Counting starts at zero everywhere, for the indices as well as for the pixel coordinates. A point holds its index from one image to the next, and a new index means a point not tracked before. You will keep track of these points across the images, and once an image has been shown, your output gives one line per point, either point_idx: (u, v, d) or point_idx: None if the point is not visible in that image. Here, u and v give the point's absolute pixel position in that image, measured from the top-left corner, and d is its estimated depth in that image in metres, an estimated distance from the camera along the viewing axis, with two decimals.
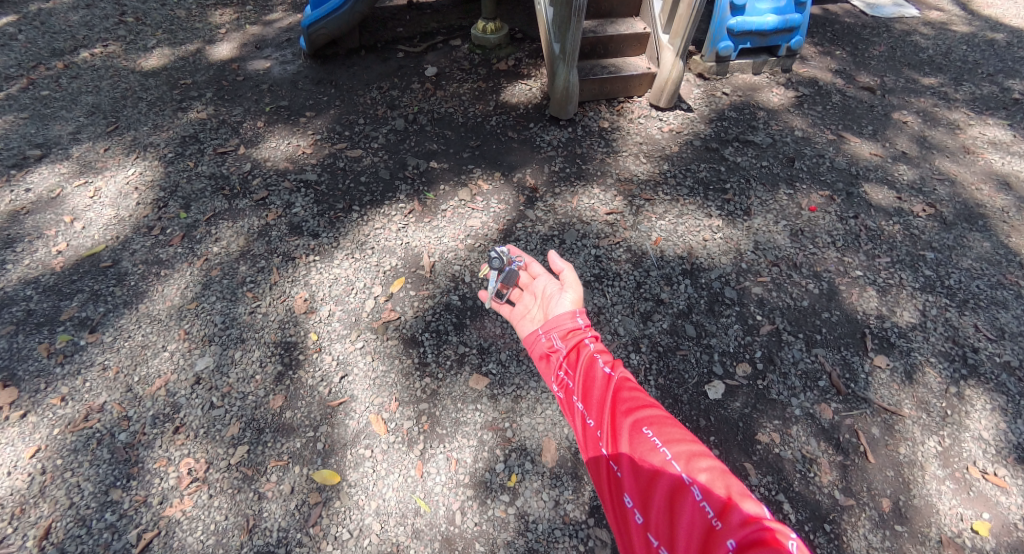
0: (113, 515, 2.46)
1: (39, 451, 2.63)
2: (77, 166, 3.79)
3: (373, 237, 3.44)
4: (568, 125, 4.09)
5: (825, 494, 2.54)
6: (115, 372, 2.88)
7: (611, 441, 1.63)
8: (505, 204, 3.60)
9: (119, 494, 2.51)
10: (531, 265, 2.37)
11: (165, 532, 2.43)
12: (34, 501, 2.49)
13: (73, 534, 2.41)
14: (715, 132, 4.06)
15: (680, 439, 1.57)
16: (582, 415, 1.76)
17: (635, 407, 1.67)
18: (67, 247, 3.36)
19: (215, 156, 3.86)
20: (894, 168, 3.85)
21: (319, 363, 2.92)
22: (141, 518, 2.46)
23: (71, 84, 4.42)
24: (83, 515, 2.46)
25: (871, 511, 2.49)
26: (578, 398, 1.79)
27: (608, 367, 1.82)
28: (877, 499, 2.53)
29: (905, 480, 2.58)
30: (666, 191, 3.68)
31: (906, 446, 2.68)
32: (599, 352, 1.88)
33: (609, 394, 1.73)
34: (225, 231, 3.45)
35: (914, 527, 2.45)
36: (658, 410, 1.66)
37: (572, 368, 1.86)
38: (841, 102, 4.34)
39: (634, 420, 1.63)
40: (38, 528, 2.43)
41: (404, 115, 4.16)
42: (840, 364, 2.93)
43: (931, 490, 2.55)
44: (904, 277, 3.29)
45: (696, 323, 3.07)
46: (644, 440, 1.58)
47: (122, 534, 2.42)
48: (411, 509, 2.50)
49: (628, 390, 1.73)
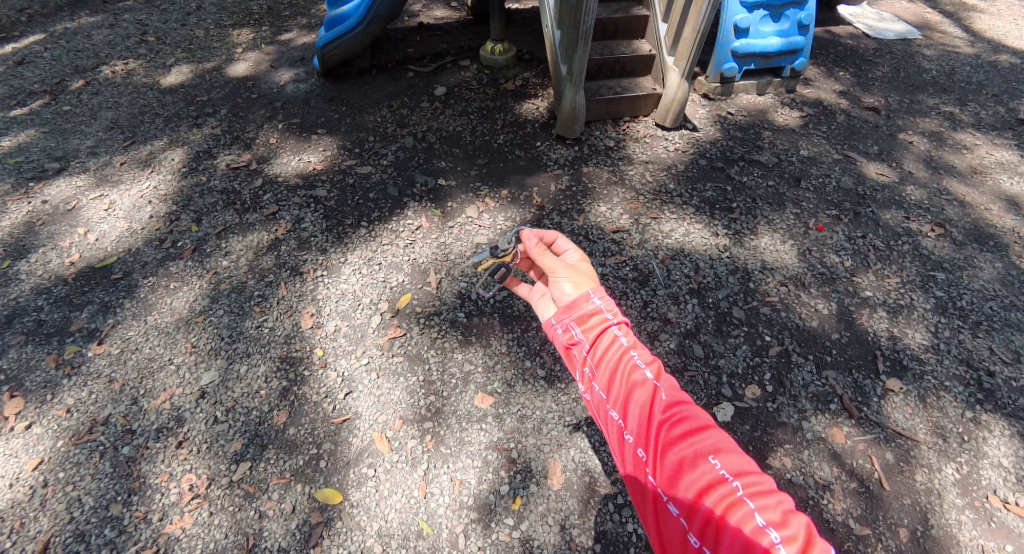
0: (112, 531, 2.44)
1: (43, 463, 2.62)
2: (94, 180, 3.85)
3: (381, 252, 3.46)
4: (575, 144, 4.12)
5: (839, 522, 2.47)
6: (122, 385, 2.88)
7: (661, 466, 1.35)
8: (512, 221, 3.62)
9: (120, 510, 2.49)
10: (557, 242, 1.93)
11: (164, 549, 2.40)
12: (34, 515, 2.48)
13: (71, 549, 2.39)
14: (721, 152, 4.08)
15: (747, 468, 1.31)
16: (620, 428, 1.46)
17: (687, 426, 1.39)
18: (80, 259, 3.40)
19: (228, 171, 3.92)
20: (903, 188, 3.83)
21: (324, 380, 2.91)
22: (140, 534, 2.44)
23: (91, 100, 4.54)
24: (82, 531, 2.44)
25: (888, 542, 2.42)
26: (613, 408, 1.49)
27: (646, 369, 1.50)
28: (894, 528, 2.45)
29: (923, 510, 2.50)
30: (672, 210, 3.69)
31: (923, 473, 2.61)
32: (634, 351, 1.55)
33: (655, 410, 1.43)
34: (235, 245, 3.47)
35: None
36: (716, 431, 1.38)
37: (600, 371, 1.54)
38: (846, 122, 4.35)
39: (690, 444, 1.35)
40: (36, 542, 2.40)
41: (414, 133, 4.22)
42: (851, 387, 2.89)
43: (950, 520, 2.48)
44: (915, 298, 3.25)
45: (703, 343, 3.04)
46: (705, 467, 1.31)
47: (121, 551, 2.39)
48: (413, 531, 2.46)
49: (677, 405, 1.43)
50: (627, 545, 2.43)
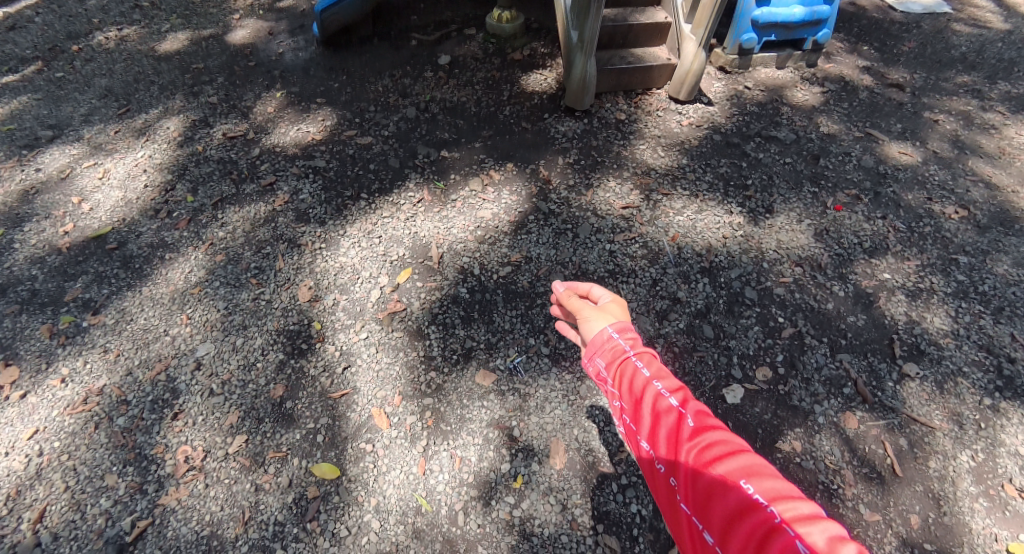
0: (107, 501, 2.46)
1: (38, 433, 2.63)
2: (87, 148, 3.80)
3: (381, 225, 3.38)
4: (584, 116, 3.98)
5: (849, 507, 2.47)
6: (116, 355, 2.86)
7: (695, 495, 1.31)
8: (517, 195, 3.54)
9: (115, 480, 2.51)
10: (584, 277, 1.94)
11: (159, 521, 2.43)
12: (31, 483, 2.50)
13: (68, 518, 2.42)
14: (737, 127, 3.92)
15: (784, 492, 1.24)
16: (649, 455, 1.44)
17: (718, 451, 1.34)
18: (73, 228, 3.36)
19: (224, 140, 3.83)
20: (926, 168, 3.67)
21: (322, 353, 2.87)
22: (136, 505, 2.46)
23: (85, 67, 4.46)
24: (78, 500, 2.46)
25: (898, 528, 2.41)
26: (641, 437, 1.47)
27: (671, 395, 1.46)
28: (905, 515, 2.44)
29: (936, 497, 2.48)
30: (684, 186, 3.57)
31: (937, 460, 2.58)
32: (659, 377, 1.50)
33: (682, 435, 1.39)
34: (231, 216, 3.41)
35: (944, 546, 2.36)
36: (749, 456, 1.32)
37: (625, 399, 1.52)
38: (868, 98, 4.15)
39: (720, 469, 1.30)
40: (33, 510, 2.43)
41: (416, 103, 4.10)
42: (866, 371, 2.84)
43: (963, 507, 2.45)
44: (935, 281, 3.14)
45: (714, 324, 2.99)
46: (737, 492, 1.26)
47: (116, 521, 2.42)
48: (412, 507, 2.47)
49: (706, 430, 1.39)
50: (629, 526, 2.43)
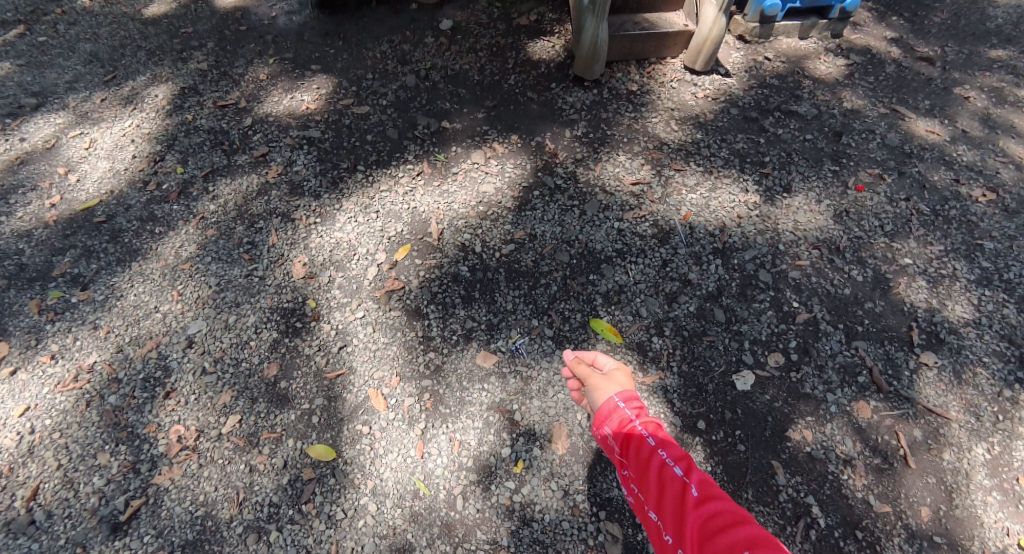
0: (100, 479, 2.40)
1: (29, 410, 2.56)
2: (73, 116, 3.65)
3: (379, 199, 3.25)
4: (593, 87, 3.78)
5: (858, 498, 2.40)
6: (106, 332, 2.77)
7: None
8: (521, 169, 3.39)
9: (107, 459, 2.45)
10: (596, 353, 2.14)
11: (153, 500, 2.37)
12: (23, 461, 2.45)
13: (61, 497, 2.37)
14: (755, 100, 3.72)
15: None
16: (659, 527, 1.57)
17: (720, 521, 1.43)
18: (61, 200, 3.25)
19: (215, 109, 3.66)
20: (953, 148, 3.48)
21: (318, 332, 2.77)
22: (130, 484, 2.40)
23: (68, 30, 4.20)
24: (71, 478, 2.41)
25: (908, 521, 2.35)
26: (651, 509, 1.61)
27: (676, 466, 1.60)
28: (915, 506, 2.37)
29: (948, 489, 2.40)
30: (698, 161, 3.41)
31: (952, 452, 2.49)
32: (664, 447, 1.66)
33: (687, 508, 1.52)
34: (223, 189, 3.29)
35: (954, 539, 2.30)
36: (749, 525, 1.39)
37: (634, 472, 1.67)
38: (895, 72, 3.91)
39: (721, 538, 1.39)
40: (26, 488, 2.39)
41: (416, 71, 3.86)
42: (882, 359, 2.72)
43: (976, 501, 2.38)
44: (958, 267, 3.00)
45: (726, 308, 2.86)
46: None
47: (110, 500, 2.36)
48: (409, 491, 2.39)
49: (708, 500, 1.50)
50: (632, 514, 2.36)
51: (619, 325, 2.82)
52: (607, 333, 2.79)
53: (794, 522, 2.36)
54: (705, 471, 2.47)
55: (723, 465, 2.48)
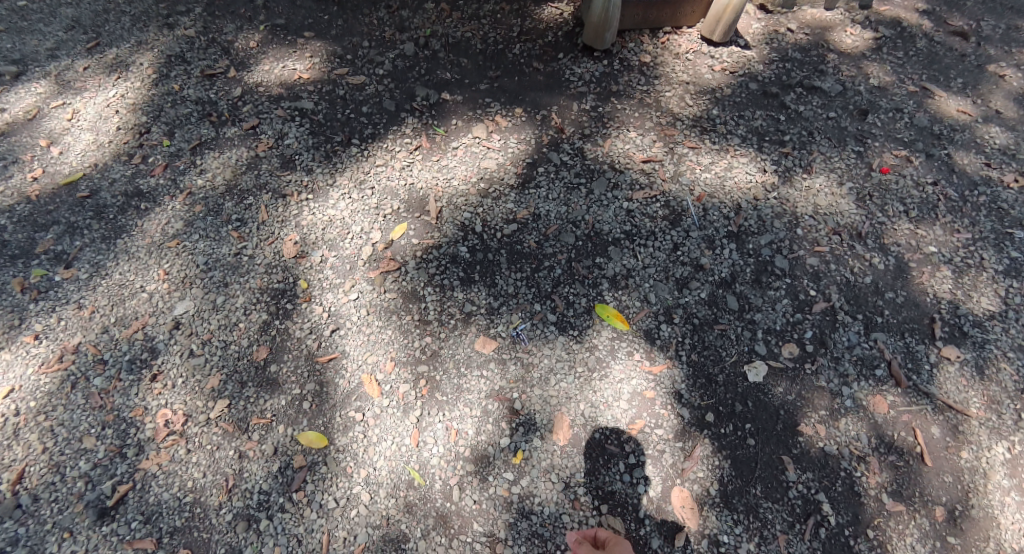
0: (86, 463, 2.30)
1: (13, 392, 2.45)
2: (55, 86, 3.50)
3: (374, 175, 3.10)
4: (603, 57, 3.59)
5: (871, 496, 2.26)
6: (91, 312, 2.65)
7: None
8: (525, 145, 3.23)
9: (94, 443, 2.34)
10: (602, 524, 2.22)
11: (140, 486, 2.27)
12: (7, 443, 2.35)
13: (47, 480, 2.27)
14: (775, 75, 3.52)
15: None
16: None
17: None
18: (43, 174, 3.12)
19: (202, 79, 3.50)
20: (985, 129, 3.29)
21: (309, 314, 2.65)
22: (116, 469, 2.29)
23: None
24: (56, 462, 2.30)
25: (921, 520, 2.21)
26: None
27: None
28: (930, 506, 2.24)
29: (965, 488, 2.27)
30: (713, 139, 3.23)
31: (970, 450, 2.35)
32: None
33: None
34: (210, 162, 3.14)
35: (968, 540, 2.17)
36: None
37: None
38: (926, 48, 3.68)
39: None
40: (11, 471, 2.29)
41: (415, 39, 3.68)
42: (902, 352, 2.57)
43: (993, 501, 2.24)
44: (986, 257, 2.82)
45: (739, 295, 2.71)
46: None
47: (96, 485, 2.26)
48: (404, 480, 2.28)
49: None
50: (636, 509, 2.25)
51: (626, 311, 2.68)
52: (613, 320, 2.65)
53: (803, 520, 2.22)
54: (711, 465, 2.33)
55: (731, 460, 2.34)
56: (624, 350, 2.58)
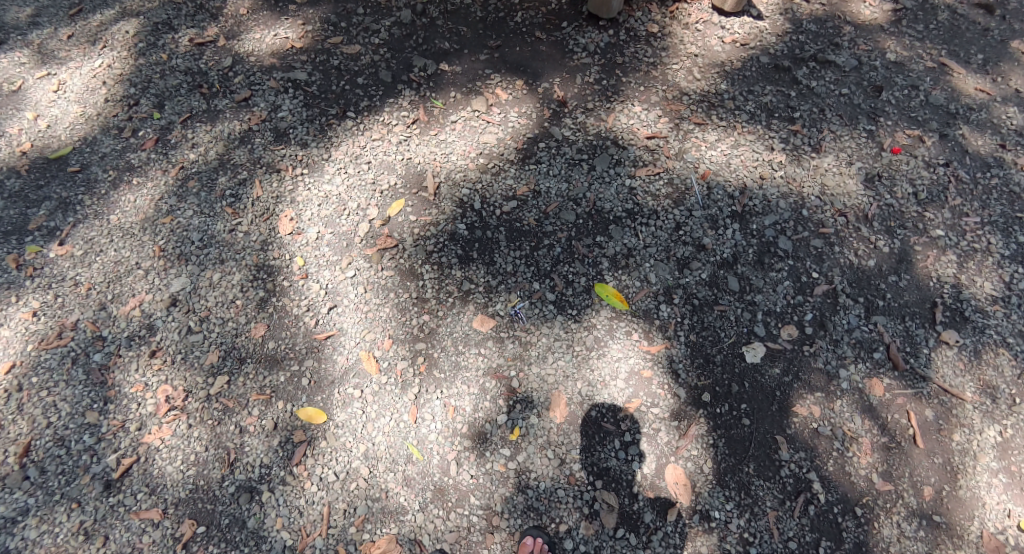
0: (91, 437, 2.32)
1: (15, 367, 2.46)
2: (39, 55, 3.39)
3: (370, 149, 3.02)
4: (609, 27, 3.45)
5: (861, 476, 2.28)
6: (87, 289, 2.63)
7: None
8: (527, 118, 3.14)
9: (96, 417, 2.36)
10: None
11: (144, 459, 2.29)
12: (12, 418, 2.36)
13: (52, 454, 2.29)
14: (788, 48, 3.39)
15: None
16: None
17: None
18: (33, 147, 3.05)
19: (191, 47, 3.38)
20: (1003, 109, 3.18)
21: (305, 292, 2.63)
22: (119, 443, 2.32)
23: None
24: (61, 436, 2.33)
25: (909, 499, 2.24)
26: None
27: None
28: (918, 485, 2.26)
29: (954, 469, 2.29)
30: (721, 115, 3.13)
31: (962, 434, 2.36)
32: None
33: None
34: (202, 136, 3.06)
35: (953, 519, 2.20)
36: None
37: None
38: (948, 21, 3.53)
39: None
40: (17, 445, 2.31)
41: (412, 5, 3.53)
42: (901, 336, 2.55)
43: (981, 482, 2.27)
44: (993, 241, 2.78)
45: (740, 276, 2.68)
46: None
47: (101, 458, 2.29)
48: (402, 455, 2.30)
49: None
50: (630, 485, 2.27)
51: (626, 291, 2.65)
52: (613, 299, 2.63)
53: (794, 497, 2.25)
54: (705, 443, 2.35)
55: (726, 438, 2.36)
56: (622, 330, 2.56)
